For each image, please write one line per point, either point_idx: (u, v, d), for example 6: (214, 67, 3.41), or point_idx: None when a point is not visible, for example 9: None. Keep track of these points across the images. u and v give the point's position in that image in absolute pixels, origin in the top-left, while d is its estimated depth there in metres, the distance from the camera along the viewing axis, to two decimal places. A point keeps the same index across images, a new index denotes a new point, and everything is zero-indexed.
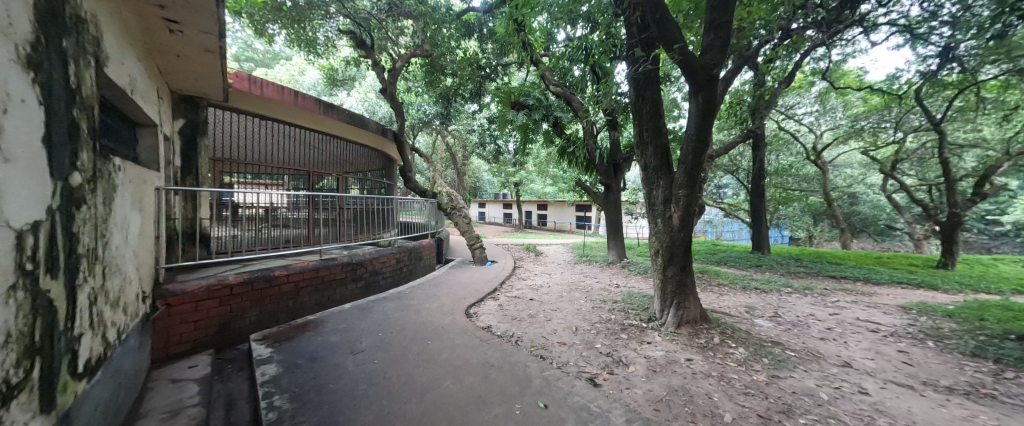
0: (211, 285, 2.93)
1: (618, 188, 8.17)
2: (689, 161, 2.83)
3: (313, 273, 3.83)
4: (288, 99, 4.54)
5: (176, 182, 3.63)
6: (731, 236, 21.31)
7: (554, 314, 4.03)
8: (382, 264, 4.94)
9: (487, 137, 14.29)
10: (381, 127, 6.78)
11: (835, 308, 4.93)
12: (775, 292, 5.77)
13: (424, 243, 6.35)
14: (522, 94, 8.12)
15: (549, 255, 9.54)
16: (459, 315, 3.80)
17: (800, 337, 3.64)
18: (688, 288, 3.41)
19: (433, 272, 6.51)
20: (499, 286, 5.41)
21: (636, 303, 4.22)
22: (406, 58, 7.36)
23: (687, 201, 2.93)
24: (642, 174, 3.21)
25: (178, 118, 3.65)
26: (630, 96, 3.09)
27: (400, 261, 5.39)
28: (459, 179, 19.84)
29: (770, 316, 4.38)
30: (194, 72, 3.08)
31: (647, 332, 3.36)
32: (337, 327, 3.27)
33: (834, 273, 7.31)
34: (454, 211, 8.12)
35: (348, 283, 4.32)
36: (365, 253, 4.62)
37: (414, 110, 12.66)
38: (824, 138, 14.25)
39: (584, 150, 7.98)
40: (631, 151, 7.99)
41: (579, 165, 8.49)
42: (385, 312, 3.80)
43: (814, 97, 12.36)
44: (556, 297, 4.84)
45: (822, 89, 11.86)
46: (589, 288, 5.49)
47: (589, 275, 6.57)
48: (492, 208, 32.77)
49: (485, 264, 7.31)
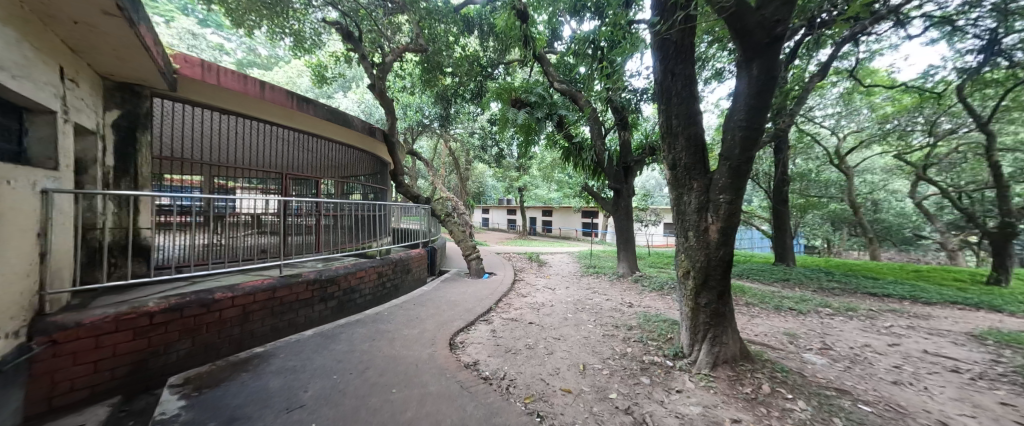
0: (122, 314, 2.30)
1: (629, 193, 7.39)
2: (736, 157, 2.14)
3: (267, 294, 3.20)
4: (256, 91, 4.00)
5: (106, 185, 3.03)
6: (745, 244, 20.33)
7: (557, 345, 3.32)
8: (362, 279, 4.34)
9: (489, 139, 13.72)
10: (368, 126, 6.23)
11: (891, 336, 4.14)
12: (814, 314, 4.99)
13: (414, 253, 5.70)
14: (523, 91, 7.50)
15: (553, 266, 8.82)
16: (440, 346, 3.12)
17: (867, 381, 2.88)
18: (727, 320, 2.68)
19: (424, 287, 5.85)
20: (494, 305, 4.71)
21: (656, 332, 3.50)
22: (398, 52, 6.80)
23: (730, 211, 2.22)
24: (668, 175, 2.56)
25: (110, 108, 3.10)
26: (657, 72, 2.45)
27: (383, 276, 4.78)
28: (461, 184, 19.26)
29: (818, 347, 3.61)
30: (114, 47, 2.53)
31: (674, 375, 2.64)
32: (285, 365, 2.61)
33: (874, 290, 6.47)
34: (449, 218, 7.30)
35: (315, 304, 3.69)
36: (338, 267, 4.00)
37: (413, 112, 12.12)
38: (847, 142, 13.41)
39: (591, 152, 7.32)
40: (642, 153, 7.24)
41: (586, 168, 7.84)
42: (351, 342, 3.13)
43: (838, 98, 11.56)
44: (560, 320, 4.12)
45: (846, 88, 11.08)
46: (598, 308, 4.77)
47: (597, 291, 5.83)
48: (497, 214, 32.24)
49: (482, 277, 6.62)
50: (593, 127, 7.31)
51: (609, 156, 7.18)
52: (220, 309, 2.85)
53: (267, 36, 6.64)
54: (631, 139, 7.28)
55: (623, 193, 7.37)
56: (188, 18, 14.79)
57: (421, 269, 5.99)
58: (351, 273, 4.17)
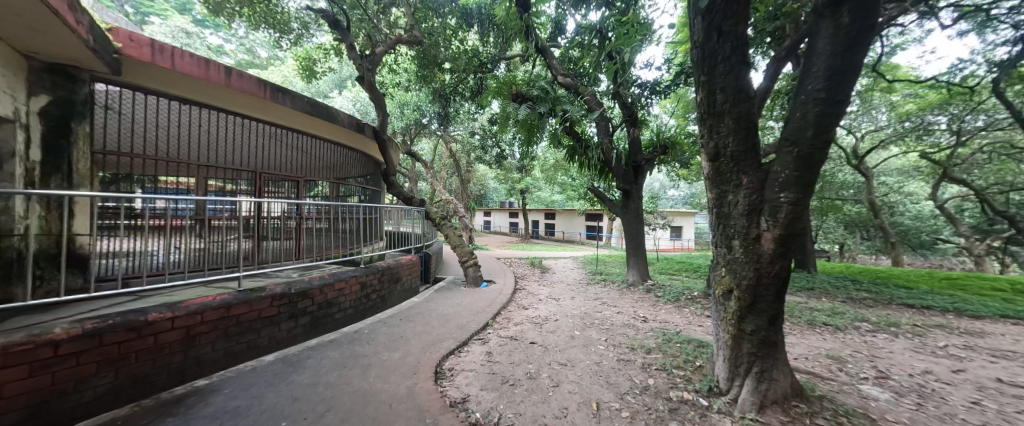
0: (16, 343, 1.73)
1: (640, 195, 6.79)
2: (808, 141, 1.66)
3: (219, 313, 2.70)
4: (221, 78, 3.54)
5: (28, 183, 2.54)
6: None
7: (563, 373, 2.79)
8: (341, 290, 3.85)
9: (490, 140, 13.28)
10: (355, 121, 5.76)
11: (950, 359, 3.57)
12: (852, 330, 4.42)
13: (405, 260, 5.21)
14: (525, 85, 7.05)
15: (557, 273, 8.28)
16: (424, 376, 2.60)
17: (949, 423, 2.32)
18: (776, 351, 2.13)
19: (415, 297, 5.34)
20: (491, 320, 4.18)
21: (680, 358, 2.95)
22: (390, 44, 6.32)
23: (794, 214, 1.69)
24: (707, 168, 2.05)
25: (36, 93, 2.62)
26: (699, 34, 1.96)
27: (367, 287, 4.27)
28: (461, 186, 18.79)
29: (873, 375, 3.05)
30: (16, 11, 2.03)
31: (712, 420, 2.08)
32: (225, 406, 2.10)
33: (911, 302, 5.88)
34: (444, 221, 6.53)
35: (281, 322, 3.19)
36: (311, 279, 3.50)
37: (410, 111, 11.66)
38: (863, 142, 12.82)
39: (598, 151, 6.78)
40: (654, 151, 6.67)
41: (592, 168, 7.30)
42: (318, 371, 2.61)
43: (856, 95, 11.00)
44: (566, 339, 3.59)
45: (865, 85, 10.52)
46: (608, 323, 4.23)
47: (606, 302, 5.29)
48: (499, 217, 31.76)
49: (480, 286, 6.10)
50: (600, 124, 6.82)
51: (617, 155, 6.71)
52: (155, 333, 2.35)
53: (250, 25, 6.19)
54: (640, 136, 6.77)
55: (632, 195, 6.79)
56: (184, 17, 14.60)
57: (413, 278, 5.48)
58: (329, 284, 3.68)
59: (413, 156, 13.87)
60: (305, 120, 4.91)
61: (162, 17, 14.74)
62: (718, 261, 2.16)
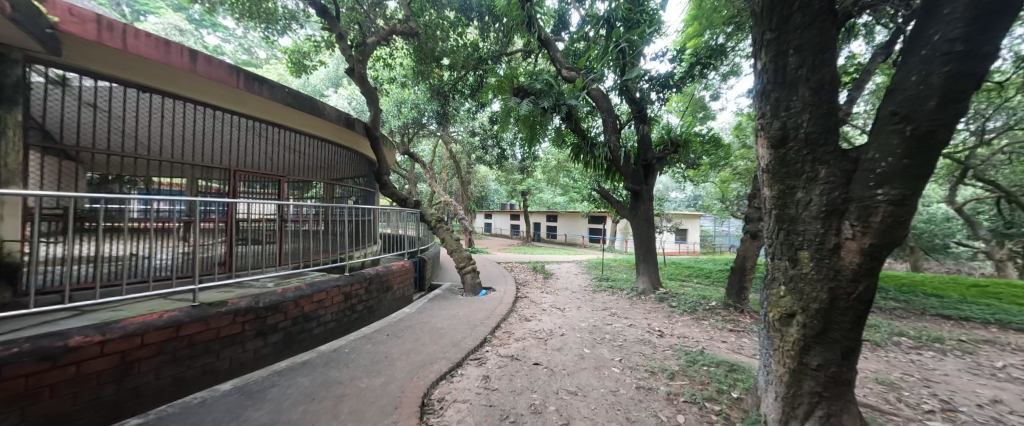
0: None
1: (650, 196, 6.29)
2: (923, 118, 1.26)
3: (166, 334, 2.27)
4: (186, 64, 3.15)
5: None
6: None
7: (574, 405, 2.34)
8: (322, 301, 3.42)
9: (491, 140, 12.89)
10: (345, 116, 5.35)
11: (1016, 384, 3.11)
12: (892, 346, 3.97)
13: (397, 267, 4.79)
14: (527, 79, 6.64)
15: (561, 278, 7.83)
16: (407, 410, 2.17)
17: None
18: (848, 392, 1.68)
19: (408, 307, 4.91)
20: (490, 335, 3.74)
21: (712, 387, 2.50)
22: (384, 34, 5.92)
23: (894, 219, 1.29)
24: (769, 160, 1.72)
25: None
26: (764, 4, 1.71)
27: (352, 298, 3.83)
28: (461, 187, 18.36)
29: (937, 406, 2.59)
30: None
31: None
32: None
33: (948, 313, 5.40)
34: (441, 223, 6.01)
35: (248, 341, 2.76)
36: (284, 291, 3.08)
37: (408, 110, 11.28)
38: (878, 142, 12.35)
39: (604, 149, 6.34)
40: (665, 149, 6.20)
41: (599, 168, 6.87)
42: (280, 404, 2.18)
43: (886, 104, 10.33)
44: (575, 360, 3.14)
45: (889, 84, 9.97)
46: (621, 339, 3.77)
47: (616, 313, 4.83)
48: (500, 219, 31.33)
49: (478, 294, 5.65)
50: (607, 120, 6.41)
51: (626, 153, 6.28)
52: (79, 361, 1.90)
53: (234, 15, 5.81)
54: (649, 133, 6.35)
55: (641, 196, 6.31)
56: (179, 15, 14.32)
57: (406, 285, 5.05)
58: (308, 296, 3.27)
59: (411, 157, 13.48)
60: (291, 117, 4.51)
61: (157, 15, 14.50)
62: (773, 275, 1.74)
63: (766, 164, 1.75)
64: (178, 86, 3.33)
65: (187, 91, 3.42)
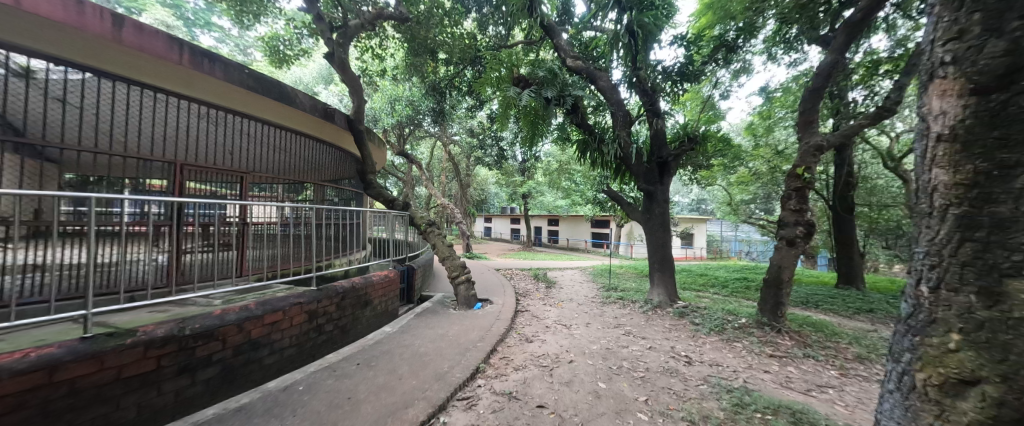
0: None
1: (665, 198, 5.60)
2: None
3: (41, 379, 1.63)
4: (108, 31, 2.55)
5: None
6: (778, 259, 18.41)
7: None
8: (278, 323, 2.80)
9: (490, 140, 12.36)
10: (324, 107, 4.73)
11: None
12: None
13: (378, 278, 4.14)
14: (529, 68, 6.00)
15: (565, 288, 7.17)
16: None
17: None
18: None
19: (390, 324, 4.24)
20: (484, 363, 3.10)
21: None
22: (370, 17, 5.33)
23: None
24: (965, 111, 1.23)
25: None
26: None
27: (317, 318, 3.19)
28: (461, 192, 17.59)
29: None
30: None
31: None
32: None
33: None
34: (431, 228, 5.34)
35: (164, 382, 2.11)
36: (222, 313, 2.45)
37: (402, 107, 10.67)
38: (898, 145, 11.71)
39: (614, 146, 5.72)
40: (682, 145, 5.54)
41: (607, 166, 6.24)
42: None
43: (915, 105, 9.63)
44: (590, 400, 2.50)
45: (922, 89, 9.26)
46: (643, 368, 3.12)
47: (631, 332, 4.18)
48: (501, 223, 30.71)
49: (473, 307, 5.01)
50: (617, 113, 5.80)
51: (637, 150, 5.68)
52: None
53: None
54: (664, 128, 5.75)
55: (655, 197, 5.61)
56: (168, 10, 13.77)
57: (389, 298, 4.42)
58: (258, 317, 2.64)
59: (407, 158, 12.89)
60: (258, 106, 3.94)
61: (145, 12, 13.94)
62: (942, 321, 1.27)
63: (957, 126, 1.26)
64: (109, 63, 2.77)
65: (125, 69, 2.86)
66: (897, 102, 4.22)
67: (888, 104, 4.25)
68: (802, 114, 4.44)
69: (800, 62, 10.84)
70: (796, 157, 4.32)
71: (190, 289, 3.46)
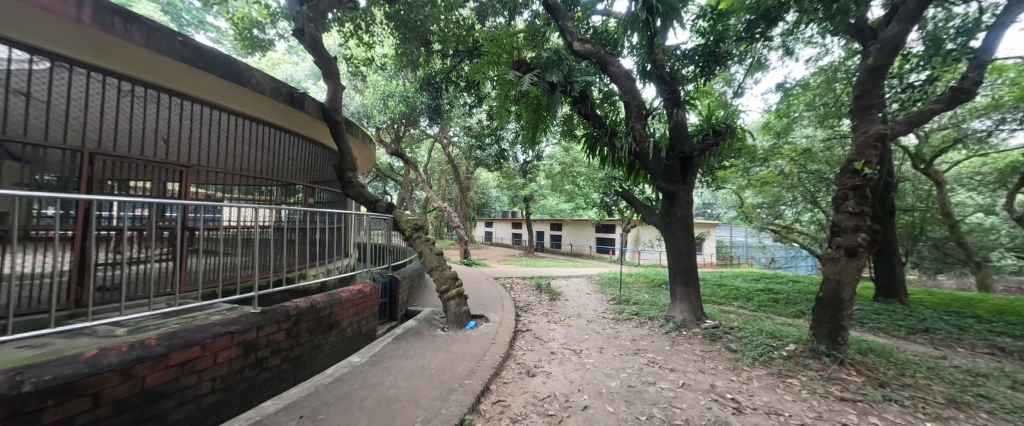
0: None
1: (688, 198, 4.85)
2: None
3: None
4: None
5: None
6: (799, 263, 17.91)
7: None
8: (195, 362, 2.08)
9: (490, 141, 11.74)
10: (292, 93, 3.98)
11: None
12: None
13: (346, 294, 3.42)
14: (532, 51, 5.30)
15: (571, 300, 6.42)
16: None
17: None
18: None
19: (356, 351, 3.50)
20: (472, 411, 2.35)
21: None
22: None
23: None
24: None
25: None
26: None
27: (255, 350, 2.45)
28: (460, 195, 16.93)
29: None
30: None
31: None
32: None
33: None
34: (418, 233, 4.61)
35: None
36: (101, 353, 1.67)
37: (396, 104, 10.02)
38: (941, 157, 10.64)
39: (629, 139, 5.00)
40: (709, 138, 4.82)
41: (620, 163, 5.52)
42: None
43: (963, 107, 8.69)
44: None
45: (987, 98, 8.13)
46: (683, 418, 2.36)
47: (656, 361, 3.42)
48: (502, 227, 29.98)
49: (464, 327, 4.27)
50: (632, 102, 5.10)
51: (655, 145, 4.99)
52: None
53: None
54: (685, 119, 5.06)
55: (677, 198, 4.84)
56: (156, 6, 13.21)
57: (363, 318, 3.69)
58: (162, 356, 1.91)
59: (403, 159, 12.21)
60: (221, 89, 3.52)
61: None
62: None
63: None
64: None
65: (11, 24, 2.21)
66: (978, 82, 3.52)
67: (963, 85, 3.55)
68: (854, 101, 3.78)
69: (820, 57, 10.20)
70: (851, 149, 3.62)
71: (133, 305, 2.87)
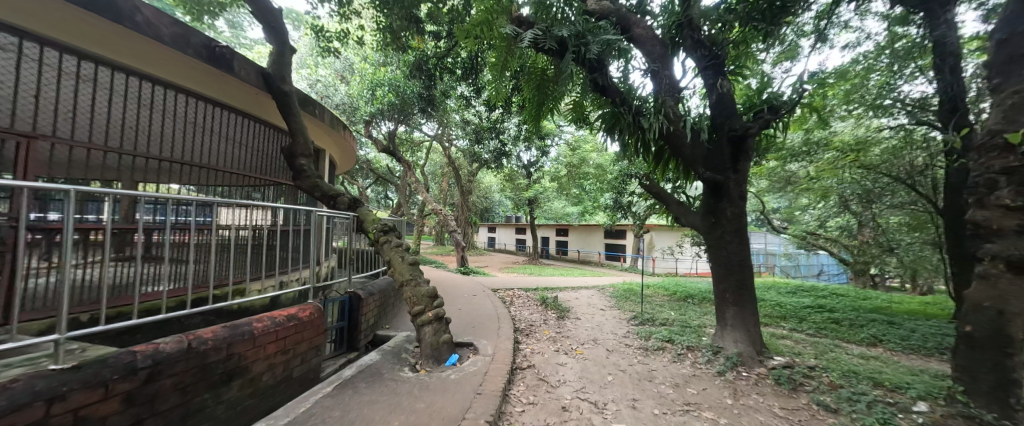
0: None
1: (739, 192, 3.72)
2: None
3: None
4: None
5: None
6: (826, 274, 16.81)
7: None
8: None
9: (491, 137, 10.75)
10: (211, 49, 2.96)
11: None
12: None
13: (261, 323, 2.36)
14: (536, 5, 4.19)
15: (584, 320, 5.26)
16: None
17: None
18: None
19: (268, 409, 2.37)
20: None
21: None
22: None
23: None
24: None
25: None
26: None
27: None
28: (461, 197, 15.89)
29: None
30: None
31: None
32: None
33: None
34: (387, 236, 3.53)
35: None
36: None
37: (385, 94, 9.04)
38: None
39: (660, 115, 3.88)
40: (766, 113, 3.68)
41: (647, 149, 4.40)
42: None
43: None
44: None
45: None
46: None
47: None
48: (507, 233, 28.82)
49: (445, 364, 3.15)
50: (661, 70, 4.03)
51: (692, 125, 3.94)
52: None
53: None
54: (731, 93, 3.97)
55: (725, 191, 3.72)
56: None
57: (292, 356, 2.60)
58: None
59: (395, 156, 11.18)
60: (90, 30, 2.48)
61: None
62: None
63: None
64: None
65: None
66: None
67: None
68: (992, 49, 2.68)
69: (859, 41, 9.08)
70: (1000, 114, 2.48)
71: None
